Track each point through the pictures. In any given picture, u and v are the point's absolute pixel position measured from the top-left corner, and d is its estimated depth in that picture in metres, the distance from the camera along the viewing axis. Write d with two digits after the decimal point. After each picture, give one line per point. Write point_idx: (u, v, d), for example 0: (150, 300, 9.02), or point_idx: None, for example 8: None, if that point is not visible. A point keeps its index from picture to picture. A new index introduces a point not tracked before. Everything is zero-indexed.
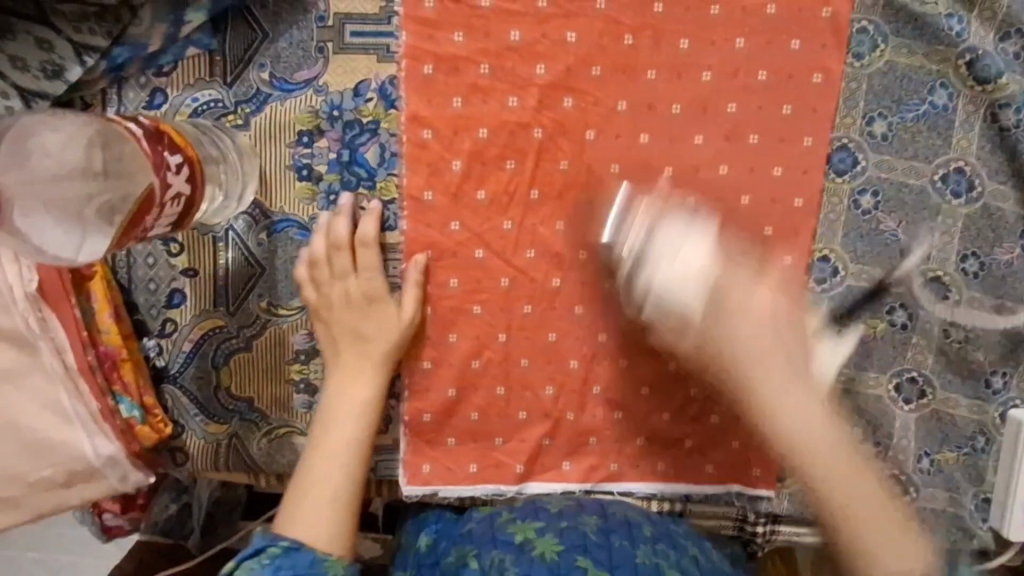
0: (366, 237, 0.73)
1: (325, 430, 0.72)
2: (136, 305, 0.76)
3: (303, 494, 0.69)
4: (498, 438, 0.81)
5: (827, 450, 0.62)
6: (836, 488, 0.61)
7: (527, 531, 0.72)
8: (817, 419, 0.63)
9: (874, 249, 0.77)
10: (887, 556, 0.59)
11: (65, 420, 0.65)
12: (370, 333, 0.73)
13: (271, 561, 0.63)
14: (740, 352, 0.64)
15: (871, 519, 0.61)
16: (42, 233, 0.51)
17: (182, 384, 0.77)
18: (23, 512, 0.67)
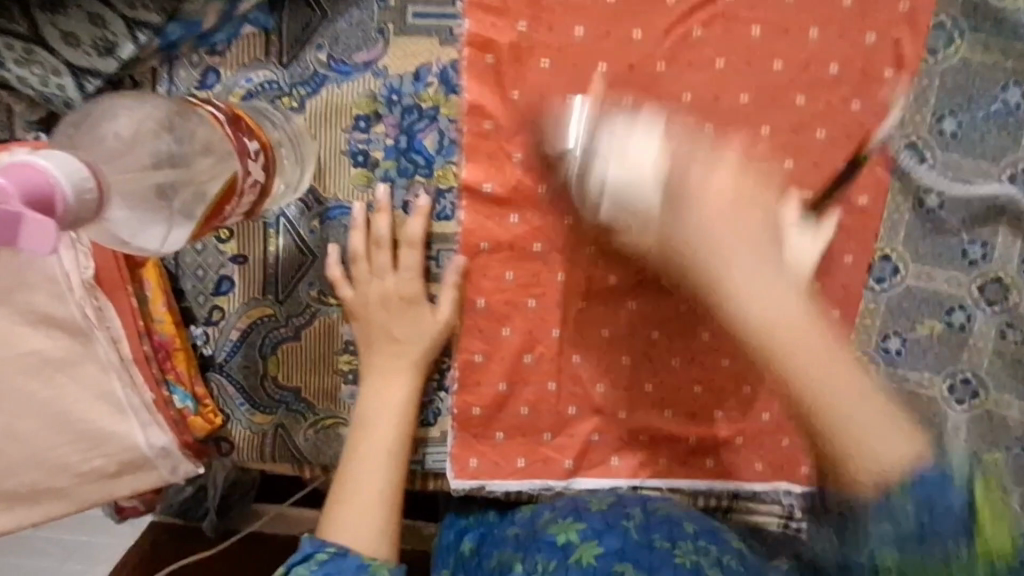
0: (412, 236, 0.71)
1: (360, 432, 0.71)
2: (183, 291, 0.74)
3: (347, 497, 0.69)
4: (547, 433, 0.79)
5: (786, 321, 0.53)
6: (803, 352, 0.52)
7: (569, 532, 0.73)
8: (782, 293, 0.54)
9: (936, 248, 0.76)
10: (847, 411, 0.51)
11: (118, 410, 0.64)
12: (401, 335, 0.72)
13: (319, 568, 0.63)
14: (765, 312, 0.53)
15: (836, 377, 0.51)
16: (136, 231, 0.51)
17: (228, 373, 0.76)
18: (70, 502, 0.64)
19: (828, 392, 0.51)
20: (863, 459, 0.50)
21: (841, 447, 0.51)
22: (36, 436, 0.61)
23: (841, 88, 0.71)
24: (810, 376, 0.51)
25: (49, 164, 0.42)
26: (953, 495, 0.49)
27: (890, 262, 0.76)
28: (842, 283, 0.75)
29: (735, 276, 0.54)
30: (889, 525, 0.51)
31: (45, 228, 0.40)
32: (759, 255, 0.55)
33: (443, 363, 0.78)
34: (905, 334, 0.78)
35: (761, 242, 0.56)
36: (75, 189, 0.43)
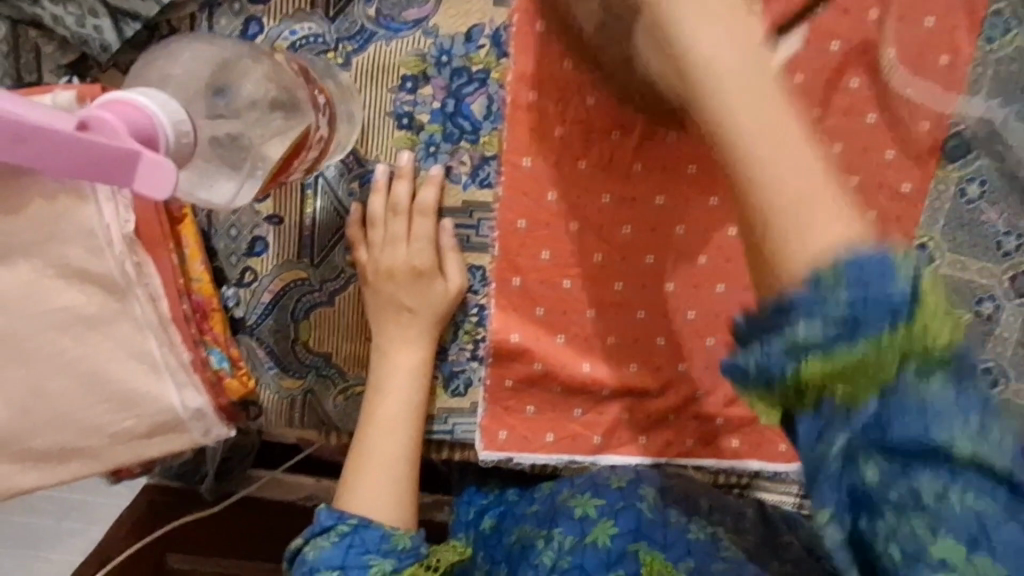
0: (425, 205, 0.70)
1: (375, 400, 0.70)
2: (216, 251, 0.72)
3: (363, 466, 0.68)
4: (577, 409, 0.79)
5: (766, 127, 0.44)
6: (762, 164, 0.44)
7: (587, 507, 0.73)
8: (723, 42, 0.47)
9: (972, 238, 0.76)
10: (783, 215, 0.42)
11: (153, 370, 0.62)
12: (412, 305, 0.70)
13: (341, 539, 0.63)
14: (727, 83, 0.46)
15: (794, 195, 0.42)
16: (213, 186, 0.53)
17: (258, 336, 0.74)
18: (102, 462, 0.64)
19: (759, 150, 0.44)
20: (799, 245, 0.42)
21: (769, 240, 0.43)
22: (69, 394, 0.60)
23: (890, 72, 0.71)
24: (761, 171, 0.43)
25: (150, 102, 0.46)
26: (871, 266, 0.40)
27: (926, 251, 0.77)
28: None
29: (732, 119, 0.45)
30: (821, 329, 0.40)
31: (159, 166, 0.45)
32: (751, 86, 0.45)
33: (478, 334, 0.77)
34: None
35: (753, 80, 0.46)
36: (175, 132, 0.47)
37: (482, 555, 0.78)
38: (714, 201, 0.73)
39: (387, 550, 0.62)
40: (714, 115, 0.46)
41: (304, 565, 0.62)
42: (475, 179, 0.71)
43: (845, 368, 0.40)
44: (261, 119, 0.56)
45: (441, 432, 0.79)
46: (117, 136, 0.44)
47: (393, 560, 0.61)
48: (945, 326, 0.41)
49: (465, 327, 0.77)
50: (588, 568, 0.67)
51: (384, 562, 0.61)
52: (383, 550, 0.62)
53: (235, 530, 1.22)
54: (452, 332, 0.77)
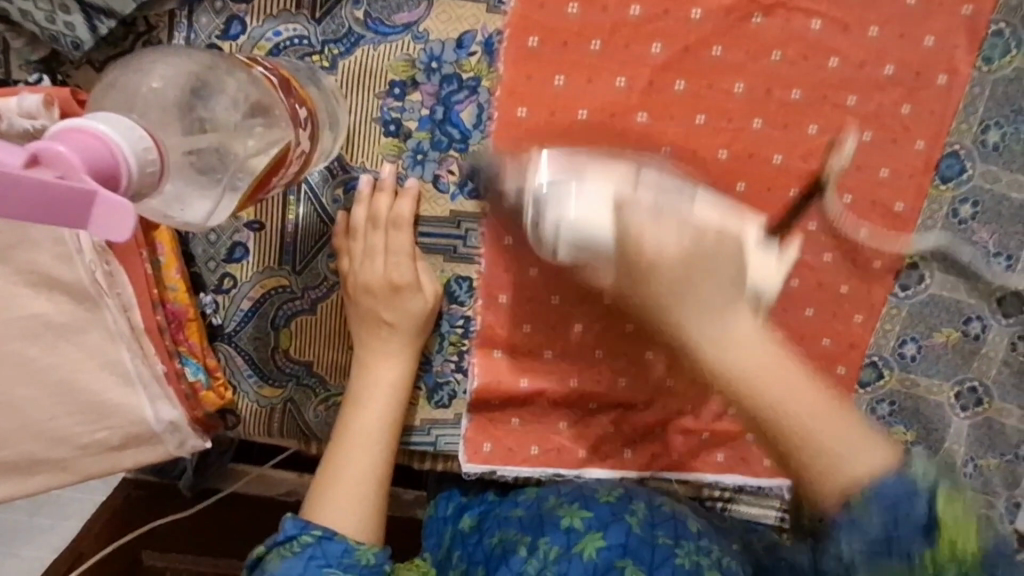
0: (400, 217, 0.68)
1: (352, 412, 0.69)
2: (193, 256, 0.70)
3: (336, 477, 0.67)
4: (562, 422, 0.78)
5: (764, 375, 0.44)
6: (762, 391, 0.44)
7: (574, 518, 0.72)
8: (751, 338, 0.45)
9: (962, 258, 0.76)
10: (823, 429, 0.43)
11: (125, 381, 0.60)
12: (391, 318, 0.68)
13: (303, 551, 0.60)
14: (749, 364, 0.45)
15: (819, 408, 0.44)
16: (186, 205, 0.51)
17: (237, 344, 0.72)
18: (72, 475, 0.62)
19: (780, 415, 0.44)
20: (828, 463, 0.43)
21: (825, 460, 0.43)
22: (35, 404, 0.58)
23: (889, 91, 0.70)
24: (797, 412, 0.43)
25: (111, 131, 0.42)
26: (892, 483, 0.43)
27: (916, 270, 0.76)
28: (868, 288, 0.76)
29: (720, 354, 0.45)
30: (858, 545, 0.43)
31: (117, 204, 0.39)
32: (776, 369, 0.44)
33: (463, 346, 0.75)
34: (920, 341, 0.79)
35: (778, 368, 0.45)
36: (138, 161, 0.43)
37: (461, 555, 0.77)
38: None
39: (349, 564, 0.61)
40: (732, 374, 0.45)
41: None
42: (463, 189, 0.70)
43: None
44: (238, 129, 0.53)
45: (423, 443, 0.78)
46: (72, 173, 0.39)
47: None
48: (966, 525, 0.43)
49: (450, 338, 0.75)
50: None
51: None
52: (345, 564, 0.60)
53: (214, 528, 1.21)
54: (436, 342, 0.75)
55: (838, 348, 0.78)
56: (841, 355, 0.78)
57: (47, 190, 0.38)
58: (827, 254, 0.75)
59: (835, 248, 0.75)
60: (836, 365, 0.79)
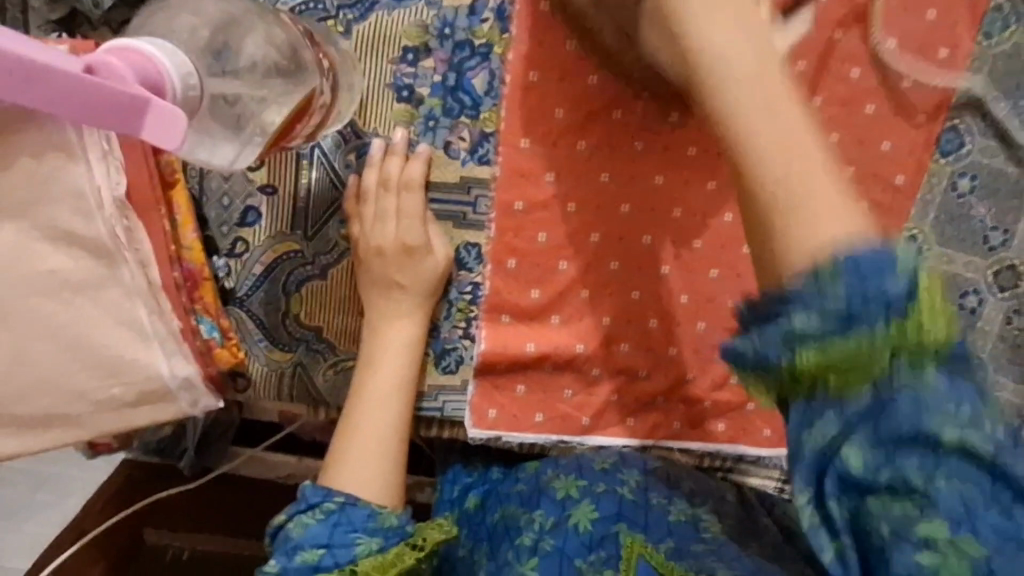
0: (412, 180, 0.69)
1: (366, 376, 0.69)
2: (206, 219, 0.71)
3: (353, 439, 0.67)
4: (567, 390, 0.80)
5: (749, 118, 0.44)
6: (759, 152, 0.43)
7: (569, 488, 0.73)
8: (749, 42, 0.46)
9: (960, 232, 0.78)
10: (811, 201, 0.42)
11: (141, 337, 0.61)
12: (405, 282, 0.70)
13: (327, 517, 0.62)
14: (737, 105, 0.45)
15: (790, 152, 0.43)
16: (215, 148, 0.54)
17: (248, 308, 0.73)
18: (87, 430, 0.63)
19: (743, 143, 0.44)
20: (803, 234, 0.41)
21: (794, 207, 0.42)
22: (49, 359, 0.58)
23: (890, 63, 0.72)
24: (806, 183, 0.42)
25: (157, 51, 0.46)
26: (876, 260, 0.39)
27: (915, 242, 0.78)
28: None
29: (726, 87, 0.45)
30: (820, 320, 0.39)
31: (168, 112, 0.45)
32: (777, 108, 0.44)
33: (470, 313, 0.77)
34: None
35: (796, 125, 0.44)
36: (181, 81, 0.48)
37: (468, 533, 0.78)
38: (711, 186, 0.74)
39: (374, 529, 0.61)
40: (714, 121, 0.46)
41: (288, 542, 0.61)
42: (473, 156, 0.71)
43: (843, 362, 0.40)
44: (263, 80, 0.56)
45: (429, 409, 0.79)
46: (126, 85, 0.44)
47: (379, 538, 0.61)
48: (940, 311, 0.39)
49: (458, 305, 0.77)
50: (568, 551, 0.66)
51: (370, 541, 0.60)
52: (371, 528, 0.61)
53: (215, 507, 1.21)
54: (445, 309, 0.77)
55: None
56: None
57: (98, 92, 0.43)
58: None
59: None
60: None
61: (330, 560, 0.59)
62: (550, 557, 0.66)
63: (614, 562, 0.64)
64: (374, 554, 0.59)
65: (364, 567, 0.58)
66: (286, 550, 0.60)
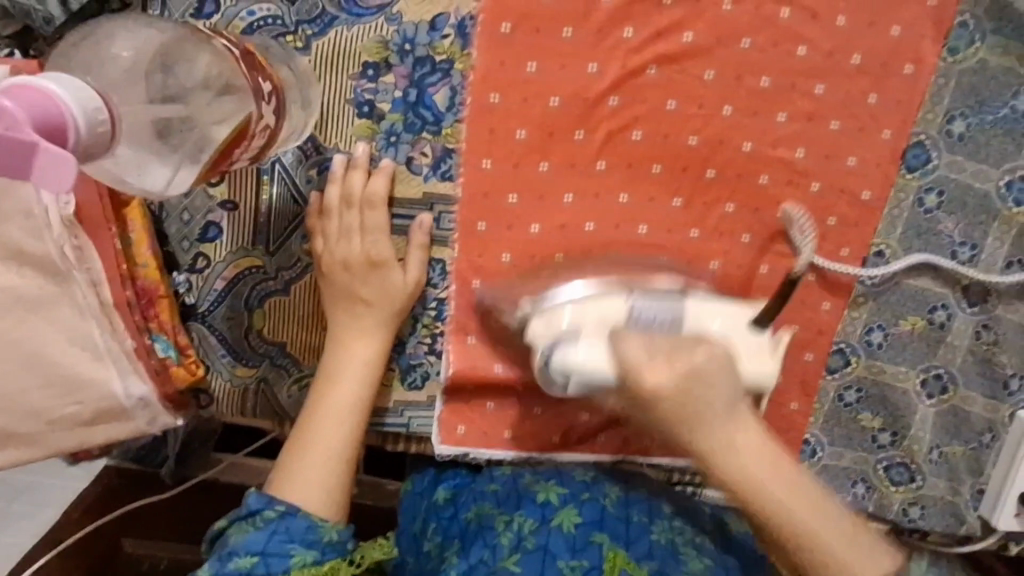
0: (375, 196, 0.68)
1: (324, 388, 0.69)
2: (167, 235, 0.70)
3: (303, 448, 0.67)
4: (537, 406, 0.79)
5: (762, 479, 0.55)
6: (776, 513, 0.55)
7: (550, 494, 0.73)
8: (753, 432, 0.55)
9: (928, 247, 0.78)
10: (814, 524, 0.54)
11: (95, 356, 0.60)
12: (369, 297, 0.69)
13: (266, 525, 0.63)
14: (747, 458, 0.55)
15: (806, 504, 0.55)
16: (143, 173, 0.52)
17: (210, 324, 0.72)
18: (41, 448, 0.62)
19: (755, 477, 0.55)
20: (830, 568, 0.54)
21: (813, 555, 0.55)
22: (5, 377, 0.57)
23: (856, 80, 0.72)
24: (806, 522, 0.54)
25: (60, 89, 0.43)
26: None
27: (884, 257, 0.78)
28: (835, 274, 0.78)
29: (723, 431, 0.55)
30: None
31: (61, 160, 0.42)
32: (753, 444, 0.55)
33: (436, 328, 0.76)
34: (887, 328, 0.81)
35: (779, 466, 0.55)
36: (87, 120, 0.44)
37: (436, 528, 0.77)
38: (677, 202, 0.73)
39: (312, 540, 0.63)
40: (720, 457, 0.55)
41: (223, 547, 0.62)
42: (436, 171, 0.70)
43: None
44: (208, 101, 0.54)
45: (396, 423, 0.78)
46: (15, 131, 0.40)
47: (315, 551, 0.62)
48: None
49: (423, 321, 0.76)
50: (552, 549, 0.67)
51: (306, 553, 0.62)
52: (308, 540, 0.63)
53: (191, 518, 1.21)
54: (410, 324, 0.76)
55: (805, 334, 0.80)
56: (807, 341, 0.80)
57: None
58: None
59: None
60: (803, 351, 0.81)
61: (264, 569, 0.61)
62: (532, 555, 0.67)
63: (594, 572, 0.66)
64: (308, 567, 0.61)
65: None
66: (221, 555, 0.61)
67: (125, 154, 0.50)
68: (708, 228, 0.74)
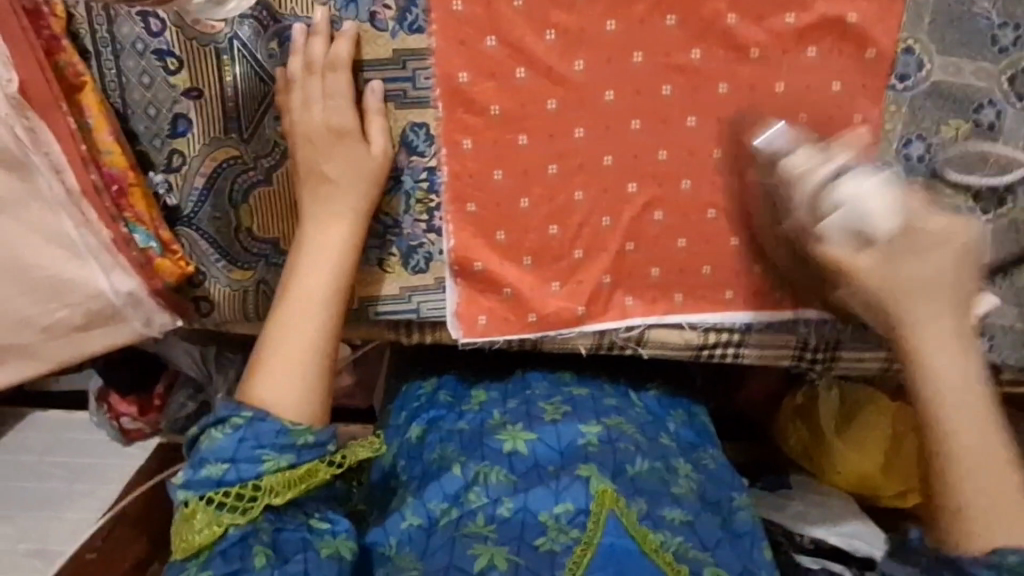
0: (339, 59, 0.64)
1: (292, 276, 0.66)
2: (136, 134, 0.66)
3: (283, 346, 0.64)
4: (553, 282, 0.75)
5: (962, 404, 0.60)
6: (941, 407, 0.60)
7: (518, 441, 0.71)
8: (962, 376, 0.60)
9: (963, 37, 0.69)
10: (979, 459, 0.59)
11: (74, 253, 0.58)
12: (334, 174, 0.66)
13: (234, 432, 0.61)
14: (964, 387, 0.60)
15: (967, 406, 0.60)
16: None
17: (198, 226, 0.69)
18: (41, 362, 0.61)
19: (932, 363, 0.61)
20: (965, 522, 0.58)
21: (950, 517, 0.59)
22: None
23: None
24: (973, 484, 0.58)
25: None
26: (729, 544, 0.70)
27: (913, 55, 0.70)
28: (862, 82, 0.70)
29: (911, 338, 0.61)
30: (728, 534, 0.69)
31: None
32: (965, 335, 0.61)
33: (431, 203, 0.72)
34: (928, 139, 0.72)
35: (974, 408, 0.60)
36: None
37: (406, 465, 0.75)
38: (672, 20, 0.67)
39: (284, 445, 0.61)
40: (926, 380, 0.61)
41: (195, 456, 0.61)
42: (403, 25, 0.66)
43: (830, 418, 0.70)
44: None
45: (408, 311, 0.75)
46: None
47: (291, 455, 0.62)
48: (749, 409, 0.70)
49: (416, 196, 0.71)
50: (531, 506, 0.64)
51: (279, 457, 0.61)
52: (280, 444, 0.61)
53: None
54: (404, 203, 0.72)
55: None
56: None
57: None
58: (810, 50, 0.69)
59: (821, 40, 0.68)
60: None
61: (236, 475, 0.60)
62: (509, 524, 0.63)
63: (580, 517, 0.63)
64: (282, 470, 0.61)
65: (271, 483, 0.61)
66: (192, 463, 0.61)
67: None
68: (709, 46, 0.68)
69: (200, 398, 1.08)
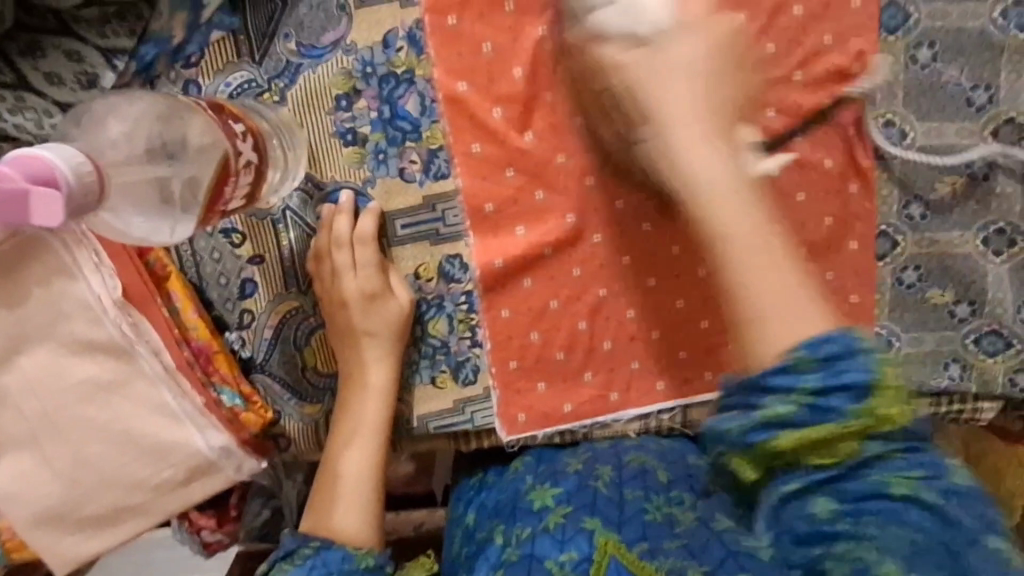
0: (365, 234, 0.74)
1: (343, 417, 0.76)
2: (212, 301, 0.76)
3: (338, 488, 0.75)
4: (587, 373, 0.80)
5: (711, 177, 0.55)
6: (715, 203, 0.55)
7: (546, 498, 0.76)
8: (718, 167, 0.56)
9: (938, 104, 0.75)
10: (758, 280, 0.52)
11: (174, 420, 0.67)
12: (370, 328, 0.74)
13: (304, 562, 0.69)
14: (714, 187, 0.55)
15: (754, 244, 0.53)
16: (129, 223, 0.58)
17: (269, 371, 0.77)
18: (153, 516, 0.69)
19: (703, 197, 0.55)
20: (763, 330, 0.51)
21: (750, 322, 0.52)
22: (104, 456, 0.66)
23: None
24: (738, 266, 0.53)
25: (53, 156, 0.49)
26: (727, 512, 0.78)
27: (894, 127, 0.76)
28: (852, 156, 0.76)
29: (716, 213, 0.54)
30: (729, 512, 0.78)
31: (51, 196, 0.48)
32: (717, 132, 0.57)
33: (472, 321, 0.79)
34: (925, 198, 0.77)
35: (766, 246, 0.54)
36: (74, 173, 0.50)
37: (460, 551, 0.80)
38: None
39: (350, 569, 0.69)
40: (686, 172, 0.56)
41: None
42: (428, 174, 0.75)
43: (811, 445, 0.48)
44: (194, 159, 0.60)
45: (464, 423, 0.80)
46: (11, 182, 0.48)
47: None
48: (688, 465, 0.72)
49: (457, 317, 0.79)
50: (537, 554, 0.69)
51: None
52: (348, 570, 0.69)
53: None
54: (448, 325, 0.79)
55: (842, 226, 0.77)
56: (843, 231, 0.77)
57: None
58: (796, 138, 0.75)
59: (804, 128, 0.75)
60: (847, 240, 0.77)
61: None
62: (518, 565, 0.69)
63: (584, 564, 0.67)
64: None
65: None
66: None
67: (124, 206, 0.56)
68: None
69: (272, 504, 1.09)
